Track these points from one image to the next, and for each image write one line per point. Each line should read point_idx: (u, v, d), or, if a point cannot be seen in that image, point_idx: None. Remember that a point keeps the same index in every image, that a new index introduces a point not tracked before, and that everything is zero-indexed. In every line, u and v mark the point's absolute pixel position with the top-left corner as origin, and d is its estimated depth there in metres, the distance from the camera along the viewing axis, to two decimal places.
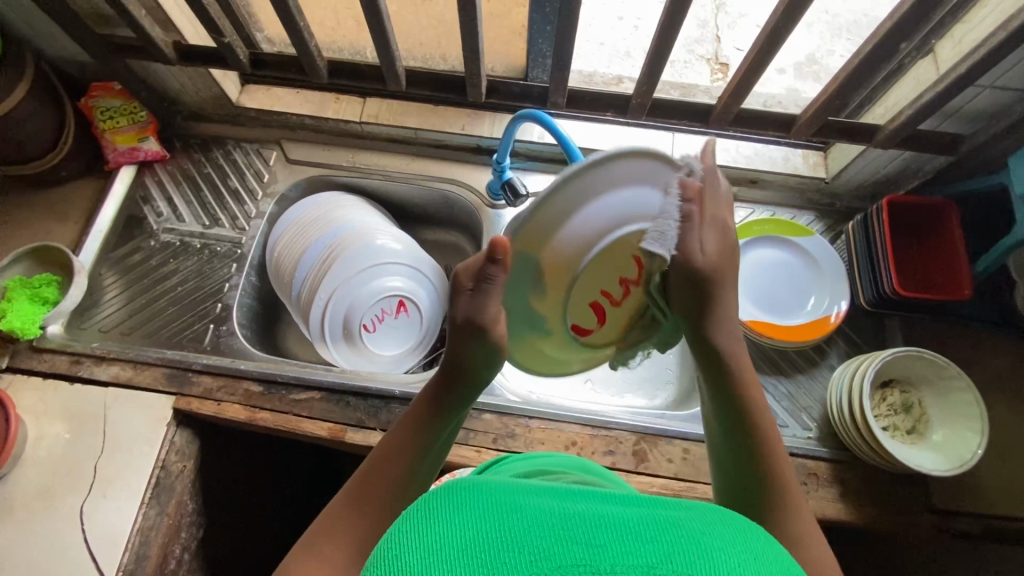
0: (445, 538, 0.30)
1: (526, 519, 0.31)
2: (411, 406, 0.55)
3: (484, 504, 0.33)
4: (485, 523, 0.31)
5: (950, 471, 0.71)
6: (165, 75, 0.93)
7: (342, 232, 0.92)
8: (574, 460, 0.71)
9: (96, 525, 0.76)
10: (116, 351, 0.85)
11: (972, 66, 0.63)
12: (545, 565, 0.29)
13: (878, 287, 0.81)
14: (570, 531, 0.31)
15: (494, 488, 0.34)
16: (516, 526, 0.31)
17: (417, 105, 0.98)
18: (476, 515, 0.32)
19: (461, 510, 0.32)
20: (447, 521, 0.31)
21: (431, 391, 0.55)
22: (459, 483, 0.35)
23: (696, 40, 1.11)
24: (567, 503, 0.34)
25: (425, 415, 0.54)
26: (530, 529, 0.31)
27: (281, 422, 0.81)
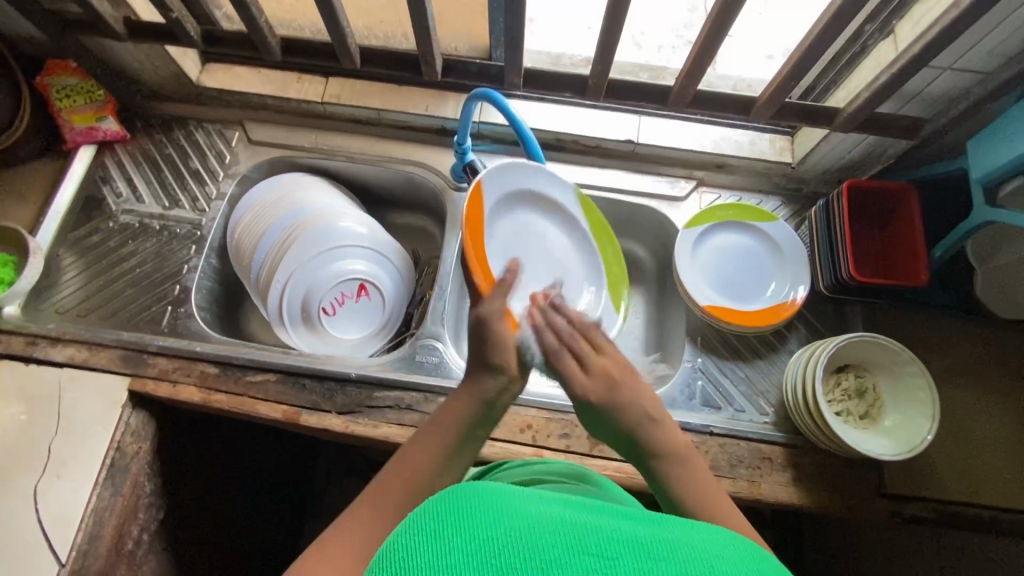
0: (452, 546, 0.34)
1: (528, 525, 0.35)
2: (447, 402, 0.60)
3: (487, 511, 0.36)
4: (491, 525, 0.35)
5: (900, 455, 0.71)
6: (122, 53, 0.91)
7: (302, 215, 0.92)
8: (575, 467, 0.72)
9: (49, 505, 0.76)
10: (71, 333, 0.85)
11: (925, 46, 0.62)
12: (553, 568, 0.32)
13: (836, 273, 0.81)
14: (571, 537, 0.34)
15: (494, 497, 0.38)
16: (522, 531, 0.35)
17: (381, 86, 0.97)
18: (482, 520, 0.36)
19: (469, 512, 0.36)
20: (454, 525, 0.36)
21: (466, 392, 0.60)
22: (462, 499, 0.38)
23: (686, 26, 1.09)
24: (568, 511, 0.38)
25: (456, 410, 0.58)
26: (533, 538, 0.34)
27: (235, 404, 0.81)
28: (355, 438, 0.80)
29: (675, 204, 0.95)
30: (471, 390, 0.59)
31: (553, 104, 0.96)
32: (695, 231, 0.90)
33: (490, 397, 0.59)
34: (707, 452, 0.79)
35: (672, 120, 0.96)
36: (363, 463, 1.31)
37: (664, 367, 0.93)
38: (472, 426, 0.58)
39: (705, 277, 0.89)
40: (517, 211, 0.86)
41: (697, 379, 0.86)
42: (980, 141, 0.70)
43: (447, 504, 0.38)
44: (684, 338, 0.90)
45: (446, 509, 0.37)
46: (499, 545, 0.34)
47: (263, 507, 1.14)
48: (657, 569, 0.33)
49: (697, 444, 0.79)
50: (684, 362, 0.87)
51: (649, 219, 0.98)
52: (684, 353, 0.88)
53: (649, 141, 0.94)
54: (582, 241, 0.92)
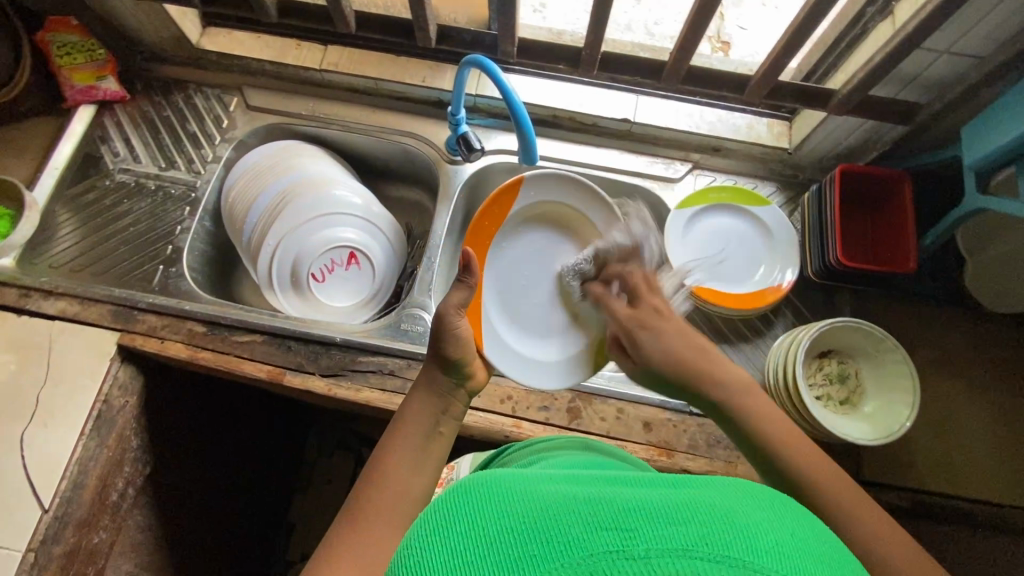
0: (474, 542, 0.36)
1: (539, 511, 0.36)
2: (407, 404, 0.62)
3: (499, 506, 0.38)
4: (505, 517, 0.37)
5: (876, 440, 0.71)
6: (121, 12, 0.91)
7: (295, 181, 0.92)
8: (565, 438, 0.72)
9: (35, 451, 0.78)
10: (64, 287, 0.86)
11: (917, 26, 0.62)
12: (572, 550, 0.33)
13: (824, 257, 0.80)
14: (585, 514, 0.35)
15: (505, 490, 0.39)
16: (538, 519, 0.35)
17: (379, 56, 0.97)
18: (497, 514, 0.37)
19: (482, 509, 0.38)
20: (472, 522, 0.37)
21: (424, 395, 0.62)
22: (475, 498, 0.39)
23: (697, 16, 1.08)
24: (581, 490, 0.39)
25: (417, 410, 0.61)
26: (547, 520, 0.35)
27: (221, 362, 0.82)
28: (337, 401, 0.81)
29: (669, 185, 0.95)
30: (429, 388, 0.63)
31: (551, 79, 0.95)
32: (687, 212, 0.90)
33: (445, 392, 0.63)
34: (685, 431, 0.79)
35: (670, 100, 0.95)
36: (353, 436, 1.33)
37: None
38: (434, 423, 0.60)
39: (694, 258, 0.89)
40: (553, 228, 0.87)
41: None
42: (976, 127, 0.69)
43: (460, 502, 0.40)
44: None
45: (461, 507, 0.39)
46: (516, 535, 0.35)
47: (251, 473, 1.16)
48: (675, 535, 0.32)
49: (676, 422, 0.80)
50: None
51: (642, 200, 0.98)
52: None
53: (646, 120, 0.94)
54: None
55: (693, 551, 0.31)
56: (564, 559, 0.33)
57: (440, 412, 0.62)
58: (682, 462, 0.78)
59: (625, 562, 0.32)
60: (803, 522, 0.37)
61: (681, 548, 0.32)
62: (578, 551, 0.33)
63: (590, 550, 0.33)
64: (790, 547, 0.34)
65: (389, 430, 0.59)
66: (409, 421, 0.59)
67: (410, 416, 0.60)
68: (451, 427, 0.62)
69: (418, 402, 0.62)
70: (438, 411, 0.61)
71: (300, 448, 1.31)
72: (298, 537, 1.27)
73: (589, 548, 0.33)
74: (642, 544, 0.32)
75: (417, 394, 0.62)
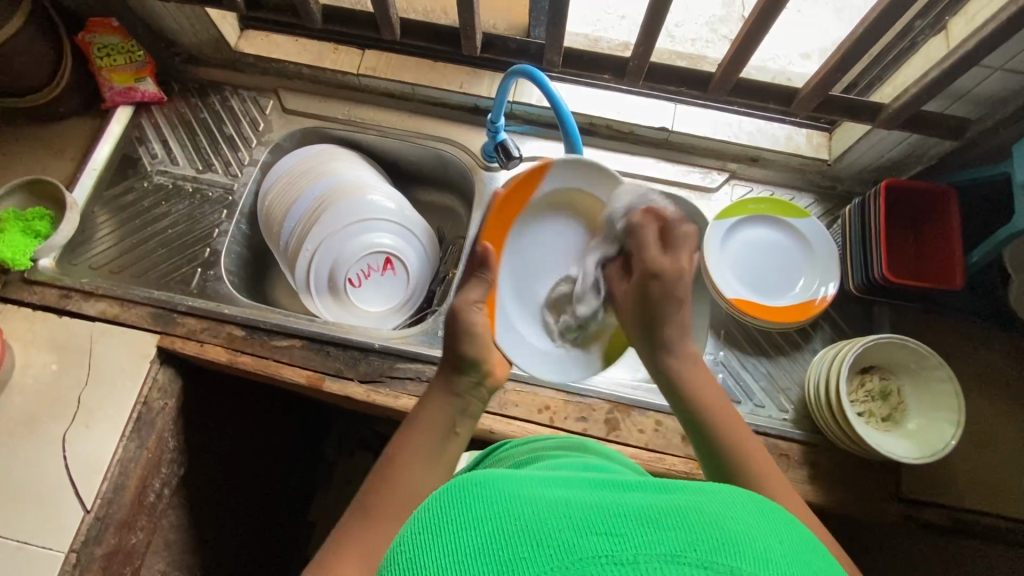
0: (459, 539, 0.35)
1: (531, 512, 0.35)
2: (423, 405, 0.62)
3: (485, 503, 0.37)
4: (491, 515, 0.36)
5: (921, 459, 0.71)
6: (163, 15, 0.91)
7: (331, 186, 0.92)
8: (577, 440, 0.73)
9: (76, 453, 0.78)
10: (104, 288, 0.86)
11: (978, 45, 0.61)
12: (561, 557, 0.32)
13: (867, 272, 0.80)
14: (576, 518, 0.34)
15: (491, 489, 0.38)
16: (525, 523, 0.35)
17: (417, 61, 0.97)
18: (483, 510, 0.36)
19: (467, 509, 0.37)
20: (460, 519, 0.36)
21: (440, 397, 0.62)
22: (459, 499, 0.38)
23: (720, 19, 1.13)
24: (573, 493, 0.38)
25: (434, 411, 0.61)
26: (538, 524, 0.34)
27: (261, 367, 0.82)
28: (376, 408, 0.81)
29: (705, 195, 0.94)
30: (447, 386, 0.63)
31: (589, 87, 0.95)
32: (727, 223, 0.90)
33: (462, 393, 0.63)
34: None
35: (708, 109, 0.94)
36: (375, 436, 1.33)
37: None
38: (450, 425, 0.60)
39: (732, 269, 0.89)
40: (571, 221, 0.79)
41: (718, 372, 0.86)
42: None
43: (449, 498, 0.39)
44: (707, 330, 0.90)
45: (448, 504, 0.38)
46: (506, 537, 0.34)
47: (278, 473, 1.17)
48: (665, 540, 0.33)
49: None
50: (706, 355, 0.87)
51: None
52: (706, 345, 0.88)
53: (684, 129, 0.93)
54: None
55: (680, 556, 0.32)
56: (554, 563, 0.32)
57: (458, 413, 0.62)
58: None
59: (615, 566, 0.32)
60: (788, 528, 0.36)
61: (669, 553, 0.32)
62: (568, 556, 0.32)
63: (580, 555, 0.32)
64: (776, 556, 0.34)
65: (406, 424, 0.61)
66: (424, 423, 0.60)
67: (427, 415, 0.61)
68: (468, 427, 0.62)
69: (437, 402, 0.62)
70: (456, 413, 0.61)
71: (319, 448, 1.31)
72: (319, 537, 1.27)
73: (578, 555, 0.32)
74: (631, 548, 0.32)
75: (434, 395, 0.63)
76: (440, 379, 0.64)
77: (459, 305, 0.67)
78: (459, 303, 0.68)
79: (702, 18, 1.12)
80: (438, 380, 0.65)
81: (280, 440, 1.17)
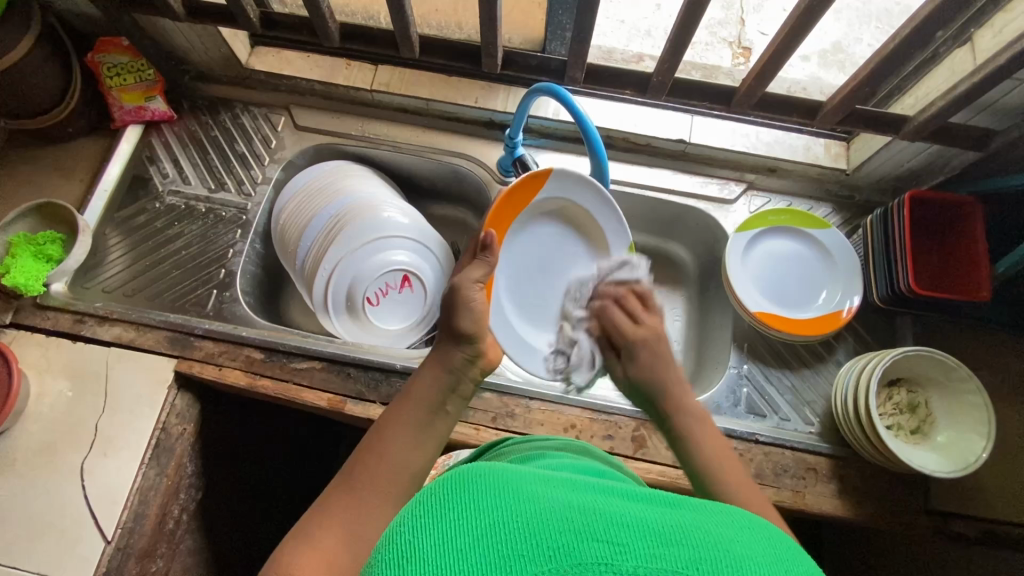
0: (455, 521, 0.34)
1: (533, 511, 0.34)
2: (417, 376, 0.66)
3: (484, 489, 0.36)
4: (491, 506, 0.35)
5: (954, 473, 0.70)
6: (175, 34, 0.90)
7: (348, 204, 0.91)
8: (590, 449, 0.71)
9: (96, 482, 0.77)
10: (119, 312, 0.85)
11: (1012, 58, 0.60)
12: (561, 560, 0.32)
13: (893, 284, 0.79)
14: (578, 522, 0.33)
15: (494, 478, 0.37)
16: (526, 518, 0.34)
17: (430, 75, 0.96)
18: (483, 501, 0.35)
19: (466, 497, 0.35)
20: (458, 505, 0.35)
21: (433, 373, 0.66)
22: (456, 485, 0.37)
23: (719, 22, 1.13)
24: (576, 494, 0.38)
25: (429, 385, 0.65)
26: (540, 523, 0.33)
27: (280, 390, 0.81)
28: None
29: (724, 207, 0.94)
30: (440, 362, 0.67)
31: (605, 99, 0.94)
32: (747, 235, 0.89)
33: (455, 369, 0.67)
34: (751, 460, 0.78)
35: (724, 119, 0.94)
36: None
37: (705, 370, 0.93)
38: (442, 401, 0.65)
39: (754, 282, 0.88)
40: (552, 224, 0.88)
41: (743, 386, 0.85)
42: None
43: (450, 484, 0.37)
44: (730, 343, 0.89)
45: (448, 490, 0.37)
46: (505, 529, 0.33)
47: (296, 493, 1.15)
48: (668, 556, 0.32)
49: (742, 451, 0.79)
50: (730, 369, 0.86)
51: (695, 221, 0.96)
52: (730, 359, 0.87)
53: (702, 141, 0.93)
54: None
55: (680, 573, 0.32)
56: (553, 565, 0.32)
57: (449, 389, 0.66)
58: None
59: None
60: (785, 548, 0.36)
61: (668, 569, 0.32)
62: (568, 561, 0.32)
63: (581, 559, 0.32)
64: None
65: (398, 400, 0.64)
66: (418, 394, 0.64)
67: (420, 390, 0.65)
68: (457, 405, 0.67)
69: (431, 376, 0.66)
70: (447, 391, 0.66)
71: None
72: None
73: (579, 561, 0.32)
74: (631, 560, 0.32)
75: (430, 369, 0.67)
76: (437, 354, 0.69)
77: (462, 282, 0.71)
78: (459, 282, 0.72)
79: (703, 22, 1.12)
80: (434, 356, 0.69)
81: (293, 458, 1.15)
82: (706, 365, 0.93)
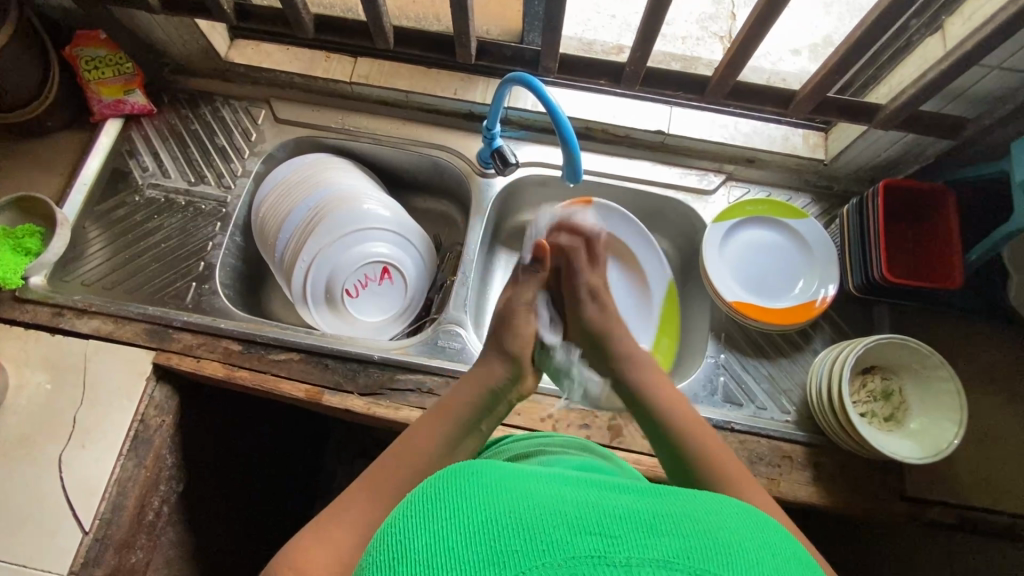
0: (449, 523, 0.34)
1: (523, 507, 0.34)
2: (458, 392, 0.68)
3: (477, 490, 0.36)
4: (484, 506, 0.35)
5: (926, 459, 0.70)
6: (152, 26, 0.90)
7: (327, 196, 0.91)
8: (575, 440, 0.72)
9: (73, 473, 0.77)
10: (97, 305, 0.85)
11: (978, 44, 0.61)
12: (554, 553, 0.31)
13: (867, 272, 0.80)
14: (570, 515, 0.33)
15: (487, 479, 0.37)
16: (519, 514, 0.33)
17: (409, 67, 0.96)
18: (477, 502, 0.35)
19: (460, 498, 0.36)
20: (454, 507, 0.35)
21: (474, 392, 0.69)
22: (453, 487, 0.37)
23: (710, 17, 1.13)
24: (570, 490, 0.37)
25: (467, 402, 0.67)
26: (530, 519, 0.33)
27: (258, 381, 0.81)
28: (376, 420, 0.80)
29: (702, 197, 0.94)
30: (484, 381, 0.70)
31: (584, 91, 0.94)
32: (724, 225, 0.90)
33: (496, 388, 0.70)
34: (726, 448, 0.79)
35: (703, 110, 0.94)
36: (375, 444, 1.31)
37: (685, 360, 0.93)
38: (478, 420, 0.67)
39: (731, 272, 0.88)
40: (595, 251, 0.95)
41: (720, 375, 0.85)
42: None
43: (445, 483, 0.38)
44: (707, 333, 0.90)
45: (440, 493, 0.37)
46: (497, 527, 0.33)
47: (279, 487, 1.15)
48: (662, 546, 0.32)
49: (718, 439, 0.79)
50: (707, 358, 0.87)
51: (674, 212, 0.97)
52: (707, 349, 0.88)
53: (681, 132, 0.93)
54: (650, 322, 0.94)
55: (673, 564, 0.31)
56: (546, 562, 0.31)
57: (486, 409, 0.69)
58: None
59: (608, 567, 0.30)
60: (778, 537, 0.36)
61: (662, 560, 0.31)
62: (561, 555, 0.31)
63: (573, 553, 0.31)
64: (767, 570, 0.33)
65: (435, 408, 0.67)
66: (459, 408, 0.67)
67: (458, 405, 0.67)
68: (490, 425, 0.69)
69: (471, 393, 0.68)
70: (486, 408, 0.69)
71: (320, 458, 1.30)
72: None
73: (571, 554, 0.31)
74: (624, 551, 0.31)
75: (470, 386, 0.69)
76: (478, 373, 0.71)
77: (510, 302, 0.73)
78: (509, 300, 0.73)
79: (693, 16, 1.12)
80: (476, 373, 0.71)
81: (278, 451, 1.15)
82: (684, 356, 0.94)
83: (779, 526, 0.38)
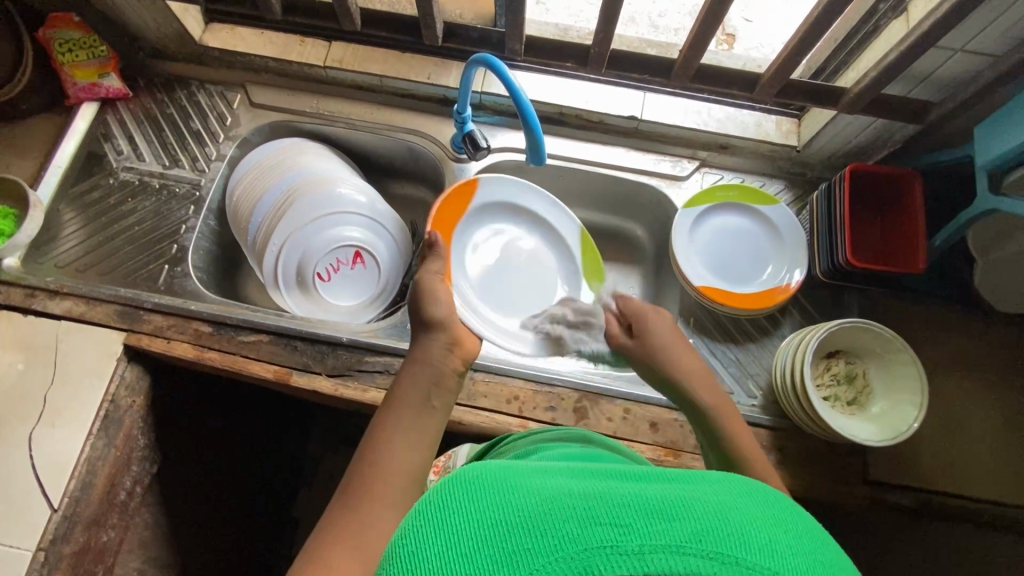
0: (457, 527, 0.33)
1: (533, 501, 0.33)
2: (398, 382, 0.66)
3: (482, 487, 0.35)
4: (493, 505, 0.33)
5: (883, 442, 0.70)
6: (124, 9, 0.90)
7: (299, 180, 0.92)
8: (574, 432, 0.72)
9: (43, 451, 0.78)
10: (69, 286, 0.86)
11: (935, 24, 0.60)
12: (569, 550, 0.30)
13: (833, 257, 0.80)
14: (580, 506, 0.32)
15: (492, 474, 0.36)
16: (528, 509, 0.32)
17: (383, 52, 0.96)
18: (486, 501, 0.34)
19: (463, 500, 0.34)
20: (462, 509, 0.34)
21: (412, 370, 0.67)
22: (459, 488, 0.35)
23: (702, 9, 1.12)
24: (577, 479, 0.36)
25: (406, 386, 0.65)
26: (542, 513, 0.32)
27: (227, 362, 0.82)
28: (344, 401, 0.81)
29: (676, 183, 0.94)
30: (421, 359, 0.68)
31: (558, 76, 0.94)
32: (695, 210, 0.90)
33: (432, 363, 0.68)
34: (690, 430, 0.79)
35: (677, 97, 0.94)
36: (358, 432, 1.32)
37: None
38: (429, 399, 0.64)
39: (699, 257, 0.89)
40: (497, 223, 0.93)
41: None
42: (991, 125, 0.67)
43: (448, 487, 0.36)
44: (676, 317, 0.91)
45: (445, 493, 0.35)
46: (508, 527, 0.32)
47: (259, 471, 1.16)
48: (675, 529, 0.31)
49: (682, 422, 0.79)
50: None
51: (648, 199, 0.97)
52: None
53: (655, 118, 0.92)
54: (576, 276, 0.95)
55: (685, 548, 0.30)
56: (561, 559, 0.30)
57: (433, 385, 0.66)
58: (688, 462, 0.77)
59: (621, 557, 0.30)
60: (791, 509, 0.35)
61: (673, 544, 0.30)
62: (573, 548, 0.30)
63: (584, 546, 0.30)
64: (783, 547, 0.32)
65: (383, 408, 0.64)
66: (407, 393, 0.64)
67: (405, 391, 0.65)
68: (446, 402, 0.66)
69: (412, 377, 0.66)
70: (432, 385, 0.66)
71: (303, 445, 1.31)
72: (303, 534, 1.26)
73: (584, 547, 0.30)
74: (637, 540, 0.30)
75: (412, 370, 0.67)
76: (416, 354, 0.69)
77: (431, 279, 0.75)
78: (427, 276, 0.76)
79: (685, 8, 1.12)
80: (415, 353, 0.70)
81: (260, 437, 1.16)
82: None
83: (788, 495, 0.37)
